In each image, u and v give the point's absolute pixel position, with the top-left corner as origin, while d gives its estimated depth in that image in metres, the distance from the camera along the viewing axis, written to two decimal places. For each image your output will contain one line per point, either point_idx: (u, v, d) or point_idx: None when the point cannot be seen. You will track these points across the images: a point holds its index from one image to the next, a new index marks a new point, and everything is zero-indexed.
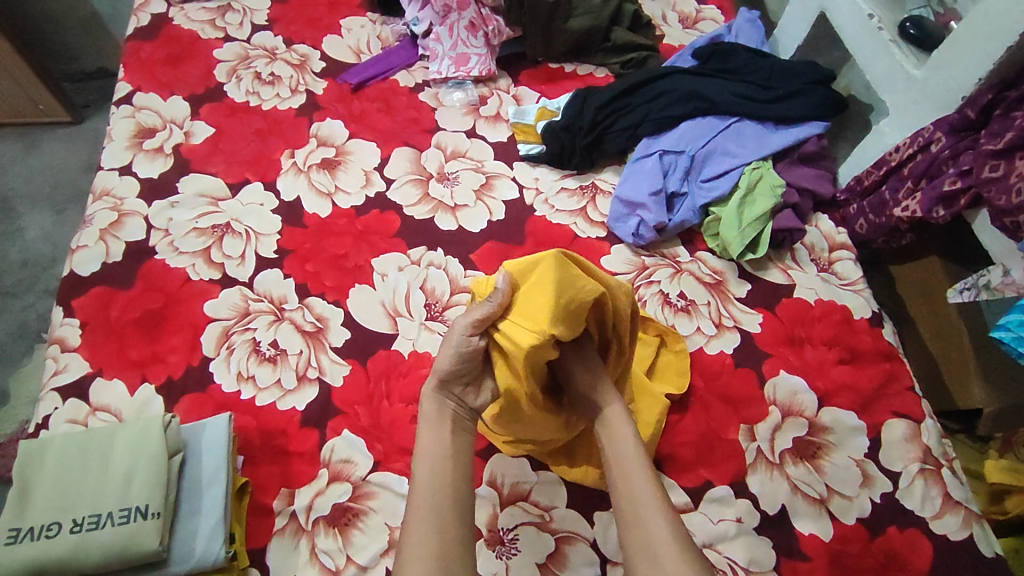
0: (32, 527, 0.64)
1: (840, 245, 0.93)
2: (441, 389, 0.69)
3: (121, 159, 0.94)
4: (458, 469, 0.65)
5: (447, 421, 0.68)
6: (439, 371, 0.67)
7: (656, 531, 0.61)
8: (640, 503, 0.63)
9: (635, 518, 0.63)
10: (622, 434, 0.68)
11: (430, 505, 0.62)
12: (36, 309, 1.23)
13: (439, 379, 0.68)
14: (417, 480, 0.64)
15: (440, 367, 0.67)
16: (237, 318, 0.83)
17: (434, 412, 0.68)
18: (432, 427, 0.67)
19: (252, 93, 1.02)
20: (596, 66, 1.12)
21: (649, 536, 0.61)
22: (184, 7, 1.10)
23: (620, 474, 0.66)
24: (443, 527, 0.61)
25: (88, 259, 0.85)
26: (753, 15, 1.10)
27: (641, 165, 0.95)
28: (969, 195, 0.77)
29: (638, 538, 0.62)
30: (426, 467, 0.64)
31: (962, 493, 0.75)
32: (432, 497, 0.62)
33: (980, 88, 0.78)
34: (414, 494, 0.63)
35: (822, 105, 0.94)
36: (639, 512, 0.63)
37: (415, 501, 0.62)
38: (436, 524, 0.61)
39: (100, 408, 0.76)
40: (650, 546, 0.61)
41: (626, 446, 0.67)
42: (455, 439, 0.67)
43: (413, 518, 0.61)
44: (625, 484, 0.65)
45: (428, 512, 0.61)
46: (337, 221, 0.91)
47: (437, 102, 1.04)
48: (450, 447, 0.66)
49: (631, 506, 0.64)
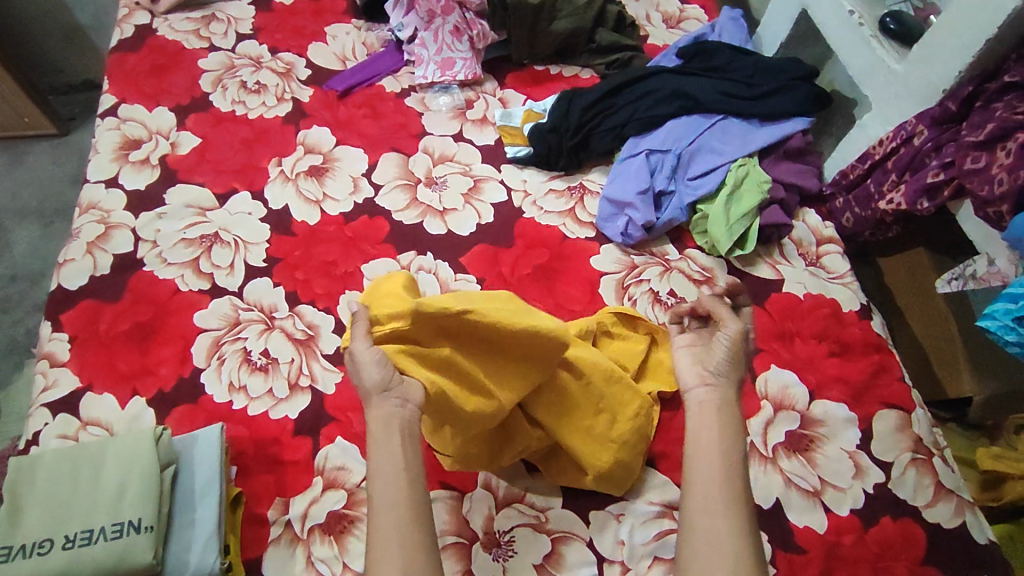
0: (23, 545, 0.63)
1: (828, 239, 0.94)
2: (381, 398, 0.61)
3: (107, 171, 0.93)
4: (416, 483, 0.59)
5: (397, 434, 0.60)
6: (377, 384, 0.61)
7: (732, 528, 0.57)
8: (715, 494, 0.58)
9: (714, 510, 0.57)
10: (723, 423, 0.63)
11: (392, 516, 0.57)
12: (26, 324, 1.22)
13: (381, 392, 0.61)
14: (377, 497, 0.58)
15: (371, 378, 0.61)
16: (227, 327, 0.83)
17: (383, 429, 0.60)
18: (382, 442, 0.60)
19: (238, 102, 1.01)
20: (582, 67, 1.12)
21: (719, 534, 0.56)
22: (168, 17, 1.10)
23: (710, 460, 0.60)
24: (408, 542, 0.56)
25: (76, 273, 0.85)
26: (735, 13, 1.10)
27: (628, 165, 0.95)
28: (953, 185, 0.78)
29: (708, 529, 0.57)
30: (381, 482, 0.58)
31: (953, 482, 0.75)
32: (395, 509, 0.57)
33: (960, 80, 0.79)
34: (375, 514, 0.57)
35: (807, 101, 0.95)
36: (718, 505, 0.58)
37: (376, 523, 0.57)
38: (402, 543, 0.55)
39: (91, 423, 0.76)
40: (723, 541, 0.56)
41: (729, 433, 0.62)
42: (406, 453, 0.60)
43: (377, 540, 0.56)
44: (710, 468, 0.60)
45: (394, 529, 0.56)
46: (326, 228, 0.91)
47: (424, 106, 1.04)
48: (401, 461, 0.59)
49: (714, 494, 0.58)
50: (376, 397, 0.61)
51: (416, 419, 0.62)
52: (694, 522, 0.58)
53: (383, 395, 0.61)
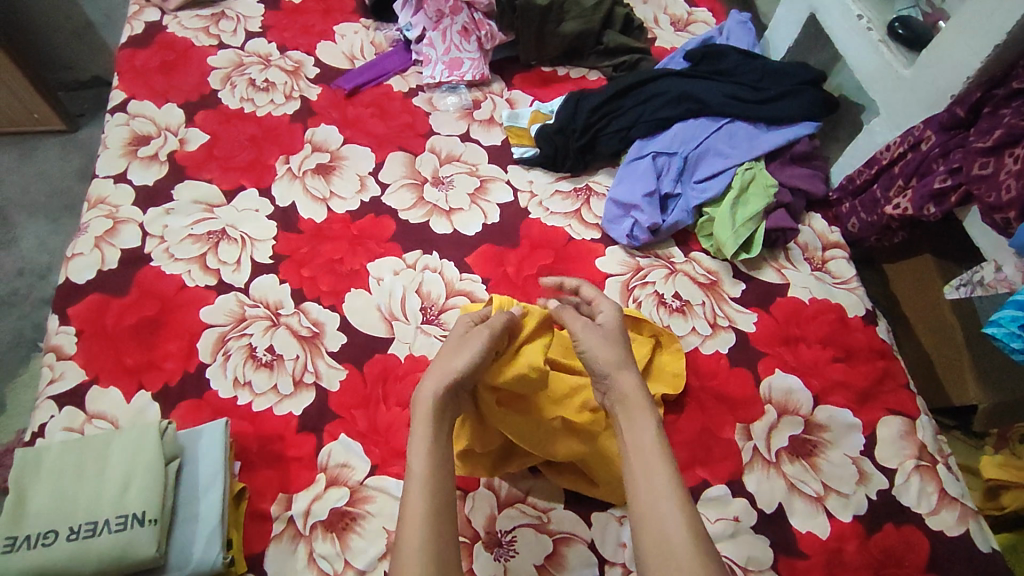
0: (27, 536, 0.64)
1: (833, 244, 0.94)
2: (447, 388, 0.65)
3: (115, 167, 0.94)
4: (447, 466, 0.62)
5: (436, 417, 0.64)
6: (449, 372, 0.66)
7: (683, 530, 0.56)
8: (656, 500, 0.58)
9: (652, 513, 0.57)
10: (643, 426, 0.63)
11: (427, 494, 0.59)
12: (32, 318, 1.23)
13: (453, 379, 0.65)
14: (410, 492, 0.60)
15: (461, 367, 0.66)
16: (233, 323, 0.83)
17: (428, 411, 0.64)
18: (424, 427, 0.63)
19: (246, 100, 1.02)
20: (589, 69, 1.13)
21: (667, 535, 0.56)
22: (178, 14, 1.10)
23: (637, 464, 0.61)
24: (440, 528, 0.57)
25: (83, 267, 0.85)
26: (743, 17, 1.10)
27: (634, 167, 0.95)
28: (959, 192, 0.78)
29: (653, 537, 0.56)
30: (425, 458, 0.61)
31: (958, 489, 0.75)
32: (429, 497, 0.59)
33: (968, 86, 0.78)
34: (409, 488, 0.60)
35: (814, 106, 0.95)
36: (664, 506, 0.58)
37: (410, 502, 0.59)
38: (429, 531, 0.57)
39: (96, 416, 0.76)
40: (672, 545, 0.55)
41: (652, 433, 0.63)
42: (435, 449, 0.62)
43: (410, 513, 0.58)
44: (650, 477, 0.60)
45: (422, 513, 0.58)
46: (332, 226, 0.91)
47: (431, 106, 1.05)
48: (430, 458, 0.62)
49: (654, 497, 0.58)
50: (430, 394, 0.65)
51: (450, 408, 0.66)
52: (642, 531, 0.57)
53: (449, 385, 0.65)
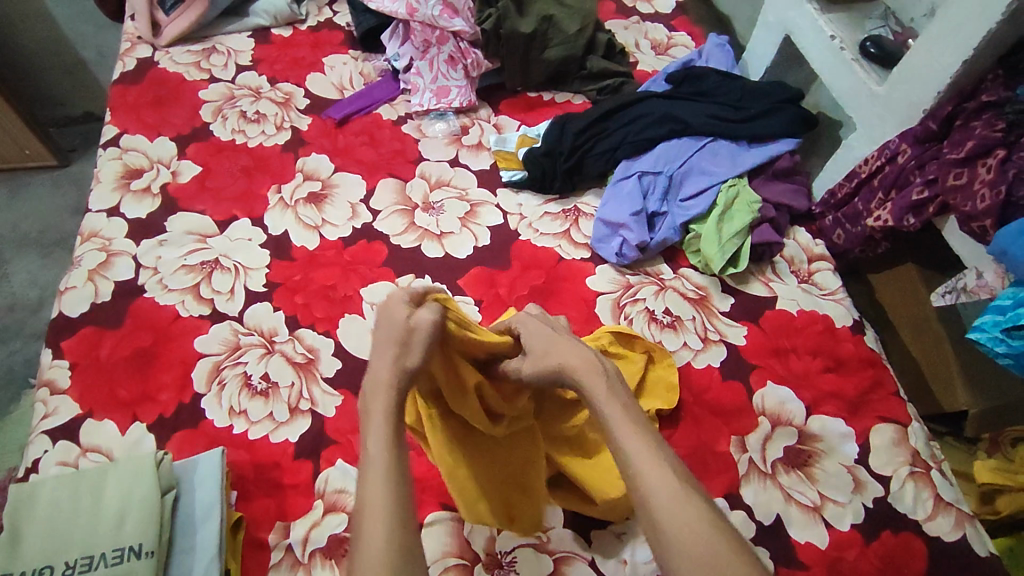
0: (23, 572, 0.63)
1: (819, 256, 0.95)
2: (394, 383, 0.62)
3: (109, 201, 0.95)
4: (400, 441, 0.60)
5: (388, 398, 0.62)
6: (401, 370, 0.62)
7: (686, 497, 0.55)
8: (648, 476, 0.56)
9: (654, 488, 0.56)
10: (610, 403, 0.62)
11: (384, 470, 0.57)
12: (23, 354, 1.22)
13: (398, 373, 0.62)
14: (366, 474, 0.58)
15: (408, 352, 0.62)
16: (228, 352, 0.83)
17: (376, 400, 0.62)
18: (376, 415, 0.61)
19: (238, 131, 1.04)
20: (574, 93, 1.15)
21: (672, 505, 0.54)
22: (169, 50, 1.13)
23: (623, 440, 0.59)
24: (400, 503, 0.56)
25: (77, 300, 0.86)
26: (721, 40, 1.14)
27: (620, 187, 0.97)
28: (937, 203, 0.80)
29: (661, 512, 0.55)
30: (377, 440, 0.59)
31: (952, 494, 0.76)
32: (386, 476, 0.57)
33: (939, 100, 0.81)
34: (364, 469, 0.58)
35: (793, 123, 0.97)
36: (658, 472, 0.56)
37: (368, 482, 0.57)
38: (389, 525, 0.54)
39: (91, 449, 0.76)
40: (699, 550, 0.52)
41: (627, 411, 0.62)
42: (391, 433, 0.60)
43: (369, 492, 0.56)
44: (649, 474, 0.56)
45: (380, 490, 0.56)
46: (325, 253, 0.92)
47: (420, 133, 1.06)
48: (387, 441, 0.59)
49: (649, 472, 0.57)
50: (382, 384, 0.62)
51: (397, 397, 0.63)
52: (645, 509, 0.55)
53: (398, 387, 0.62)
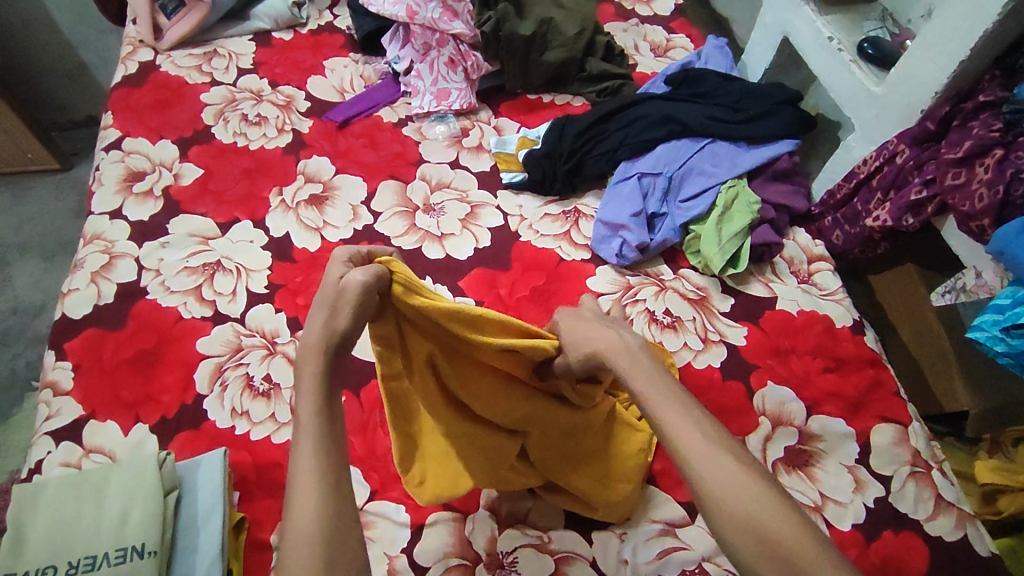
0: (26, 572, 0.63)
1: (818, 257, 0.96)
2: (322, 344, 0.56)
3: (111, 203, 0.95)
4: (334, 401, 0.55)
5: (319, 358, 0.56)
6: (332, 335, 0.56)
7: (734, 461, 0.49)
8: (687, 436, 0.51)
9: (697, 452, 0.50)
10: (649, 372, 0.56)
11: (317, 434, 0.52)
12: (25, 357, 1.23)
13: (329, 336, 0.56)
14: (298, 439, 0.52)
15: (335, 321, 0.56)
16: (230, 353, 0.84)
17: (307, 362, 0.56)
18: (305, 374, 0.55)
19: (239, 134, 1.04)
20: (574, 95, 1.16)
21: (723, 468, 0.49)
22: (171, 53, 1.13)
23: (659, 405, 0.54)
24: (333, 467, 0.51)
25: (80, 302, 0.86)
26: (719, 42, 1.14)
27: (620, 189, 0.97)
28: (935, 202, 0.80)
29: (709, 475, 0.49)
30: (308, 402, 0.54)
31: (953, 494, 0.76)
32: (318, 442, 0.52)
33: (937, 101, 0.82)
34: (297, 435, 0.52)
35: (792, 124, 0.98)
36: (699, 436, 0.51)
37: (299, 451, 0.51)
38: (321, 495, 0.49)
39: (94, 450, 0.76)
40: (751, 511, 0.46)
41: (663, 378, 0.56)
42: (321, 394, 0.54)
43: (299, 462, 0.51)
44: (713, 465, 0.49)
45: (311, 457, 0.51)
46: (326, 255, 0.93)
47: (420, 135, 1.07)
48: (317, 403, 0.54)
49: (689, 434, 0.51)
50: (312, 346, 0.56)
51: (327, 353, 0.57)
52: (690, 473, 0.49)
53: (328, 349, 0.56)
